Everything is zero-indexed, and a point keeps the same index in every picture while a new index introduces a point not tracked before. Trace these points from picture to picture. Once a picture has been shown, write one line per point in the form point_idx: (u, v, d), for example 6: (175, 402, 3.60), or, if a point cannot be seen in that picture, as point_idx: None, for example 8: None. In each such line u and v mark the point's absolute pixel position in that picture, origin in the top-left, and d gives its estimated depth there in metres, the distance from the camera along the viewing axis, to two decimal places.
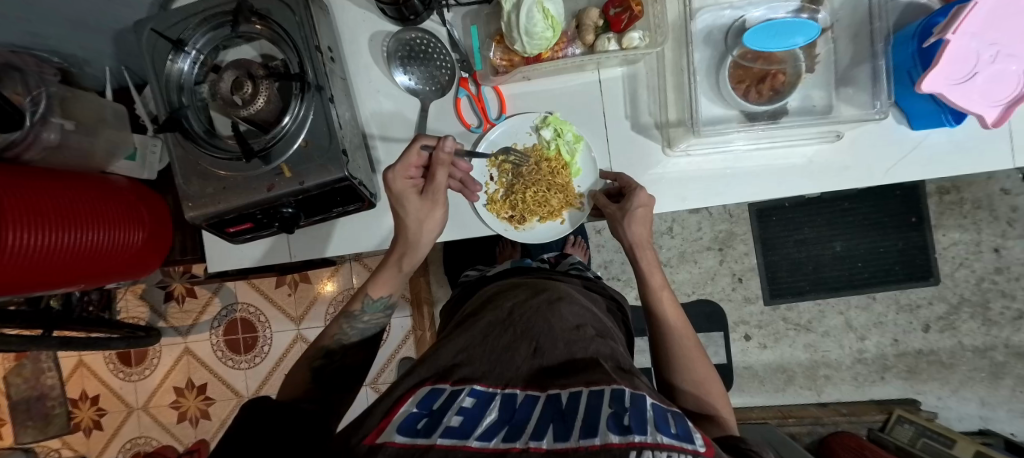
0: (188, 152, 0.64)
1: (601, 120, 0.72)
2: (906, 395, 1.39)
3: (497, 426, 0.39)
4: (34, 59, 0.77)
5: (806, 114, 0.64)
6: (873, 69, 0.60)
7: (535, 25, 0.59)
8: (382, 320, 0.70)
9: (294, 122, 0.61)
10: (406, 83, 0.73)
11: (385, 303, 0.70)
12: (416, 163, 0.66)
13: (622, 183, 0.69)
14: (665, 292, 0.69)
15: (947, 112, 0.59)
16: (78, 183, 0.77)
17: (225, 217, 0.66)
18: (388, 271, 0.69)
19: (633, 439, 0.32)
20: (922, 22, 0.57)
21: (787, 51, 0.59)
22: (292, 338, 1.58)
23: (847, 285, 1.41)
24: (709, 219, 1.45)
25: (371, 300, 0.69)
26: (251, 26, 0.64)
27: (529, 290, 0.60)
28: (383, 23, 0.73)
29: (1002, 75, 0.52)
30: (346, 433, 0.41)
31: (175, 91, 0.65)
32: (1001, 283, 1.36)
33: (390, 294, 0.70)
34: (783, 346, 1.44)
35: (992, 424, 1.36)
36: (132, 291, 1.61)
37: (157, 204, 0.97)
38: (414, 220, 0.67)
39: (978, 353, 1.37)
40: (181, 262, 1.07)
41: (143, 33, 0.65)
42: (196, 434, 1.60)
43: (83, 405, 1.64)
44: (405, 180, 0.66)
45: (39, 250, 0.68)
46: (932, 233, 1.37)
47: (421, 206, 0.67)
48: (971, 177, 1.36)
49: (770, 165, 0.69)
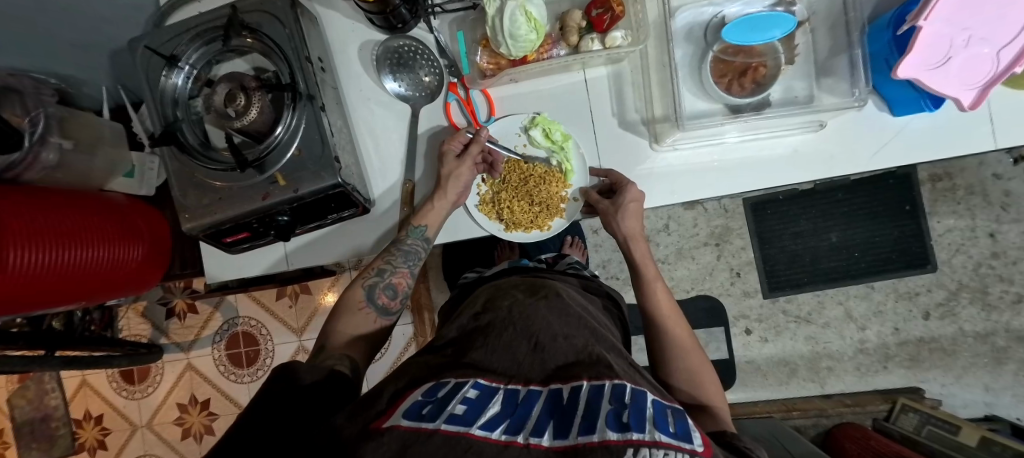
0: (184, 166, 0.66)
1: (588, 118, 0.73)
2: (910, 383, 1.39)
3: (499, 418, 0.40)
4: (32, 81, 0.79)
5: (789, 105, 0.65)
6: (850, 59, 0.61)
7: (519, 28, 0.60)
8: (418, 250, 0.73)
9: (287, 131, 0.63)
10: (396, 89, 0.75)
11: (425, 233, 0.73)
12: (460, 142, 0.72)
13: (612, 178, 0.71)
14: (658, 282, 0.70)
15: (926, 96, 0.60)
16: (77, 201, 0.78)
17: (222, 228, 0.67)
18: (436, 202, 0.72)
19: (631, 437, 0.33)
20: (896, 10, 0.58)
21: (766, 43, 0.61)
22: (294, 350, 1.59)
23: (846, 275, 1.41)
24: (705, 215, 1.46)
25: (414, 227, 0.73)
26: (241, 40, 0.66)
27: (527, 289, 0.60)
28: (372, 32, 0.75)
29: (975, 59, 0.54)
30: (349, 413, 0.42)
31: (169, 105, 0.66)
32: (999, 267, 1.36)
33: (429, 226, 0.73)
34: (784, 339, 1.44)
35: (998, 409, 1.36)
36: (134, 309, 1.63)
37: (155, 219, 0.98)
38: (446, 174, 0.71)
39: (980, 338, 1.37)
40: (181, 276, 1.08)
41: (137, 51, 0.66)
42: (201, 450, 1.60)
43: (87, 425, 1.63)
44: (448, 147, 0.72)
45: (40, 267, 0.69)
46: (927, 220, 1.38)
47: (457, 167, 0.70)
48: (963, 163, 1.37)
49: (757, 158, 0.70)
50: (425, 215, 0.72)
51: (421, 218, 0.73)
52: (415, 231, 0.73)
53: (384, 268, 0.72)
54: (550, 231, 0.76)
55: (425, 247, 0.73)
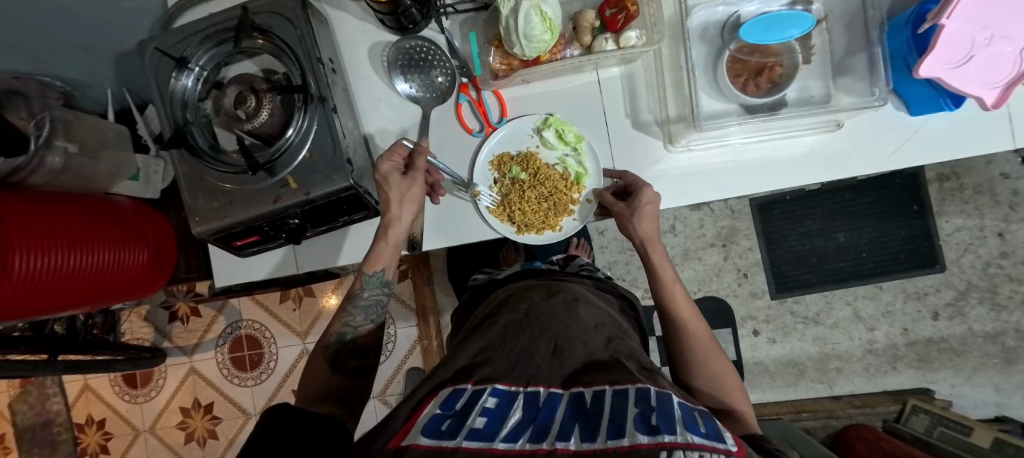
0: (193, 169, 0.65)
1: (602, 119, 0.72)
2: (920, 384, 1.38)
3: (521, 427, 0.39)
4: (37, 84, 0.78)
5: (805, 104, 0.64)
6: (868, 58, 0.60)
7: (533, 28, 0.60)
8: (380, 299, 0.70)
9: (298, 134, 0.62)
10: (406, 91, 0.74)
11: (383, 278, 0.71)
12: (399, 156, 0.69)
13: (626, 180, 0.70)
14: (676, 285, 0.68)
15: (946, 96, 0.59)
16: (83, 206, 0.77)
17: (232, 231, 0.66)
18: (390, 233, 0.69)
19: (663, 440, 0.32)
20: (914, 9, 0.58)
21: (782, 43, 0.60)
22: (298, 353, 1.58)
23: (854, 276, 1.41)
24: (711, 215, 1.45)
25: (369, 276, 0.69)
26: (252, 41, 0.65)
27: (543, 292, 0.60)
28: (382, 33, 0.74)
29: (998, 56, 0.53)
30: (369, 434, 0.41)
31: (179, 108, 0.66)
32: (1008, 267, 1.35)
33: (386, 268, 0.71)
34: (792, 340, 1.43)
35: (1008, 410, 1.35)
36: (137, 312, 1.62)
37: (160, 223, 0.97)
38: (398, 197, 0.68)
39: (989, 339, 1.37)
40: (186, 280, 1.07)
41: (147, 53, 0.66)
42: (204, 455, 1.59)
43: (90, 430, 1.62)
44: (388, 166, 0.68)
45: (45, 272, 0.68)
46: (934, 220, 1.37)
47: (403, 184, 0.67)
48: (970, 162, 1.36)
49: (773, 157, 0.69)
50: (378, 258, 0.70)
51: (372, 263, 0.70)
52: (371, 280, 0.70)
53: (344, 330, 0.67)
54: (560, 233, 0.75)
55: (387, 292, 0.70)
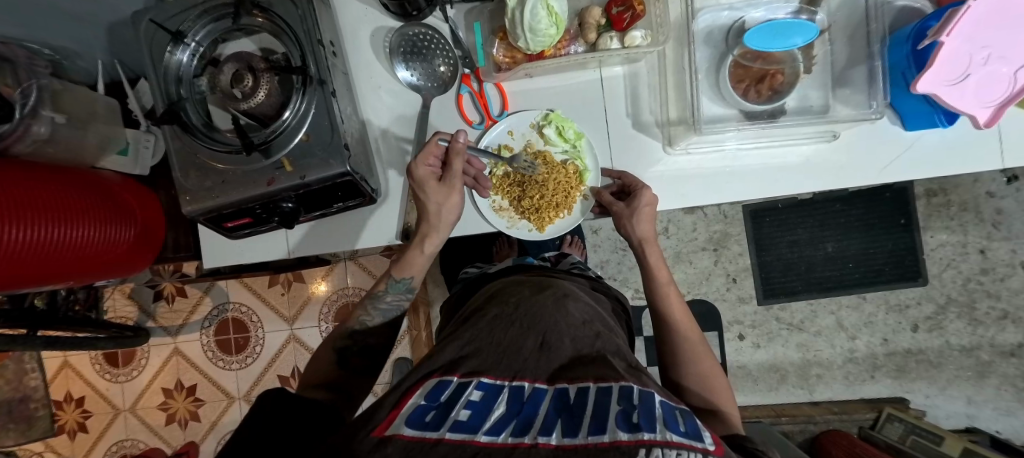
0: (186, 145, 0.63)
1: (602, 115, 0.72)
2: (896, 393, 1.42)
3: (505, 419, 0.39)
4: (24, 50, 0.75)
5: (803, 113, 0.65)
6: (868, 71, 0.61)
7: (540, 22, 0.59)
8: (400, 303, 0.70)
9: (294, 116, 0.61)
10: (407, 78, 0.73)
11: (409, 284, 0.71)
12: (435, 155, 0.67)
13: (625, 181, 0.70)
14: (671, 287, 0.69)
15: (940, 112, 0.60)
16: (67, 178, 0.75)
17: (223, 212, 0.65)
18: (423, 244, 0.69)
19: (643, 437, 0.32)
20: (916, 24, 0.58)
21: (785, 51, 0.60)
22: (285, 339, 1.57)
23: (839, 285, 1.43)
24: (704, 219, 1.47)
25: (396, 281, 0.70)
26: (252, 19, 0.64)
27: (534, 287, 0.60)
28: (386, 18, 0.73)
29: (993, 76, 0.54)
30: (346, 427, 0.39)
31: (173, 83, 0.64)
32: (987, 283, 1.39)
33: (415, 276, 0.71)
34: (776, 345, 1.45)
35: (978, 422, 1.39)
36: (121, 290, 1.58)
37: (148, 199, 0.96)
38: (435, 206, 0.67)
39: (965, 352, 1.40)
40: (173, 259, 1.06)
41: (141, 24, 0.64)
42: (185, 437, 1.58)
43: (68, 407, 1.60)
44: (426, 170, 0.66)
45: (25, 245, 0.66)
46: (920, 234, 1.40)
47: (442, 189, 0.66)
48: (958, 179, 1.39)
49: (768, 164, 0.70)
50: (407, 266, 0.70)
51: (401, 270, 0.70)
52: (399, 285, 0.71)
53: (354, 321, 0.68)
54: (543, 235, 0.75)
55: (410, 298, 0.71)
